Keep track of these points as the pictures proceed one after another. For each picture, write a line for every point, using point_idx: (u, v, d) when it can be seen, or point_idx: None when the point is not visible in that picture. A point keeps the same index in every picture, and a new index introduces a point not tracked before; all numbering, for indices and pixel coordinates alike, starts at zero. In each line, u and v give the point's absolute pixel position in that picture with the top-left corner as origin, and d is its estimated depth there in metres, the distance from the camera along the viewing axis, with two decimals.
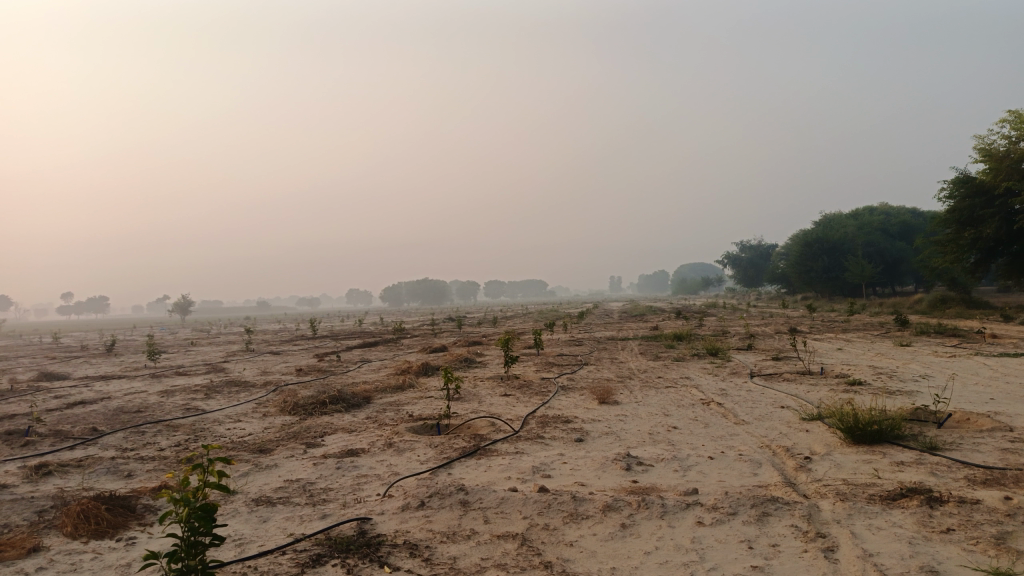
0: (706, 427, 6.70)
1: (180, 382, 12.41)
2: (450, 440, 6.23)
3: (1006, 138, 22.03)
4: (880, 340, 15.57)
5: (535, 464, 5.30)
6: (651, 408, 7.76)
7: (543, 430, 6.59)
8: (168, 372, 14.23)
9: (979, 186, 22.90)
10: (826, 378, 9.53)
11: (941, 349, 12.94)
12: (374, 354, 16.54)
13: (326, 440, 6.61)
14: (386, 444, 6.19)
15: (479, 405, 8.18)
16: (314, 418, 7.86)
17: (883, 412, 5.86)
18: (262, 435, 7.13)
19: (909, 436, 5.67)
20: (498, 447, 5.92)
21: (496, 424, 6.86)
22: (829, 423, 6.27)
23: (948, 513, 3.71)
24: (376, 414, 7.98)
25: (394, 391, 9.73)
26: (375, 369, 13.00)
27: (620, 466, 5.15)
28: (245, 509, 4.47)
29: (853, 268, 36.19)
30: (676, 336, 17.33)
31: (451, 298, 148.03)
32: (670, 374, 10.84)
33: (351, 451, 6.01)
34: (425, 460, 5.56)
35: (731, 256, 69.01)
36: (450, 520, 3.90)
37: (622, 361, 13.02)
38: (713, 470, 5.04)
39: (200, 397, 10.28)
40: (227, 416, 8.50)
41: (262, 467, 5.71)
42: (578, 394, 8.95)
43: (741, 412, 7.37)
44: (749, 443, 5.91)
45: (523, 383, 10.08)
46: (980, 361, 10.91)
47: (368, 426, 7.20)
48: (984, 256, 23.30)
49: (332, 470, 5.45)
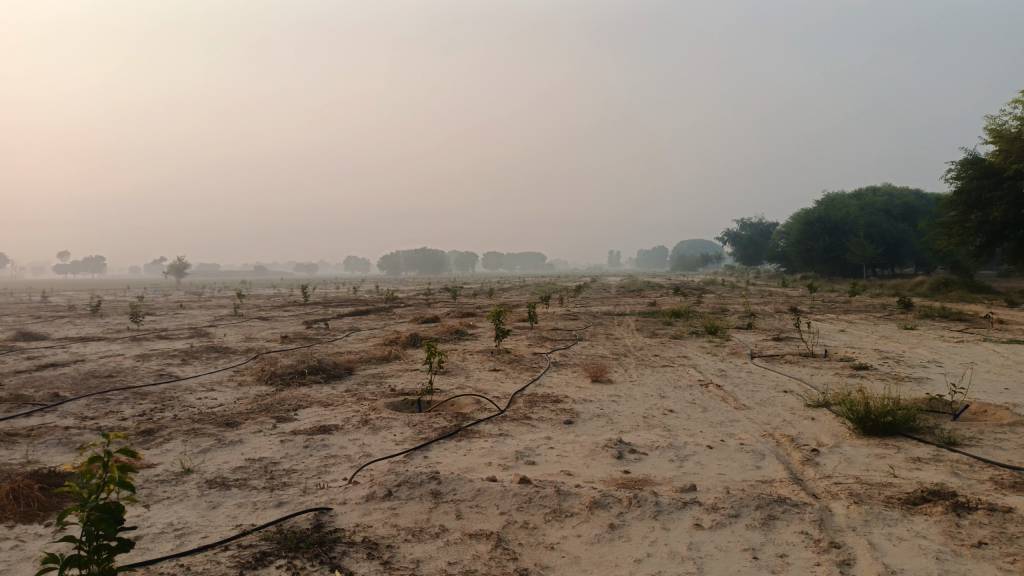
0: (705, 411, 6.28)
1: (160, 346, 12.00)
2: (430, 418, 5.81)
3: (1018, 120, 21.44)
4: (883, 323, 15.15)
5: (519, 449, 4.87)
6: (646, 389, 7.34)
7: (531, 410, 6.17)
8: (150, 336, 13.80)
9: (988, 168, 22.34)
10: (830, 362, 9.11)
11: (947, 333, 12.51)
12: (363, 323, 16.11)
13: (298, 415, 6.19)
14: (361, 421, 5.76)
15: (466, 381, 7.75)
16: (290, 390, 7.44)
17: (896, 402, 5.43)
18: (233, 407, 6.70)
19: (924, 429, 5.25)
20: (480, 428, 5.49)
21: (481, 402, 6.43)
22: (837, 411, 5.86)
23: (978, 523, 3.29)
24: (356, 386, 7.56)
25: (378, 362, 9.31)
26: (362, 339, 12.58)
27: (611, 454, 4.72)
28: (195, 493, 4.05)
29: (854, 248, 35.71)
30: (673, 313, 16.89)
31: (449, 267, 147.41)
32: (667, 352, 10.43)
33: (322, 428, 5.58)
34: (401, 441, 5.15)
35: (731, 234, 68.51)
36: (418, 515, 3.47)
37: (617, 337, 12.61)
38: (713, 462, 4.61)
39: (176, 363, 9.85)
40: (200, 384, 8.08)
41: (224, 443, 5.28)
42: (570, 371, 8.53)
43: (741, 396, 6.96)
44: (750, 432, 5.49)
45: (513, 358, 9.64)
46: (988, 347, 10.50)
47: (345, 400, 6.78)
48: (989, 240, 22.82)
49: (299, 449, 5.03)
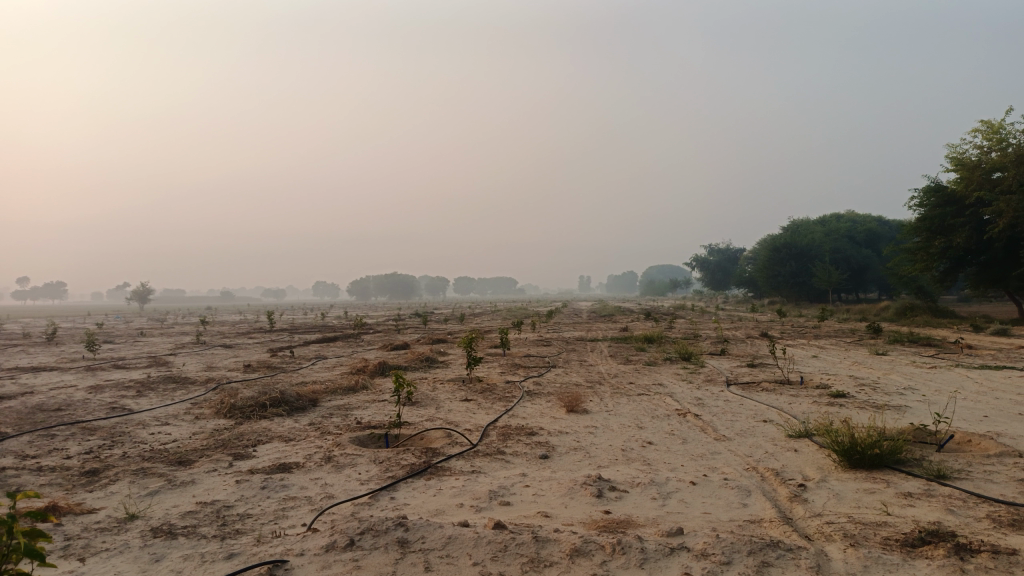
0: (685, 443, 6.05)
1: (115, 376, 11.46)
2: (398, 454, 5.49)
3: (977, 148, 21.92)
4: (854, 348, 15.13)
5: (492, 488, 4.59)
6: (623, 420, 7.09)
7: (505, 444, 5.88)
8: (106, 365, 13.21)
9: (950, 195, 22.77)
10: (806, 389, 8.97)
11: (919, 359, 12.48)
12: (331, 350, 15.65)
13: (257, 452, 5.82)
14: (324, 458, 5.42)
15: (435, 412, 7.43)
16: (250, 424, 7.05)
17: (882, 432, 5.26)
18: (187, 443, 6.30)
19: (911, 461, 5.08)
20: (451, 464, 5.19)
21: (452, 435, 6.13)
22: (820, 442, 5.67)
23: (984, 567, 3.08)
24: (320, 419, 7.20)
25: (345, 393, 8.95)
26: (329, 367, 12.17)
27: (591, 492, 4.46)
28: (137, 544, 3.68)
29: (820, 273, 36.15)
30: (646, 338, 16.73)
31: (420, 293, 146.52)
32: (642, 380, 10.22)
33: (282, 466, 5.24)
34: (366, 480, 4.82)
35: (700, 259, 69.18)
36: (383, 567, 3.16)
37: (591, 364, 12.38)
38: (697, 499, 4.37)
39: (130, 395, 9.37)
40: (154, 418, 7.64)
41: (175, 485, 4.91)
42: (544, 401, 8.26)
43: (720, 426, 6.75)
44: (733, 465, 5.27)
45: (485, 387, 9.34)
46: (961, 374, 10.46)
47: (308, 435, 6.42)
48: (953, 265, 23.13)
49: (256, 490, 4.68)
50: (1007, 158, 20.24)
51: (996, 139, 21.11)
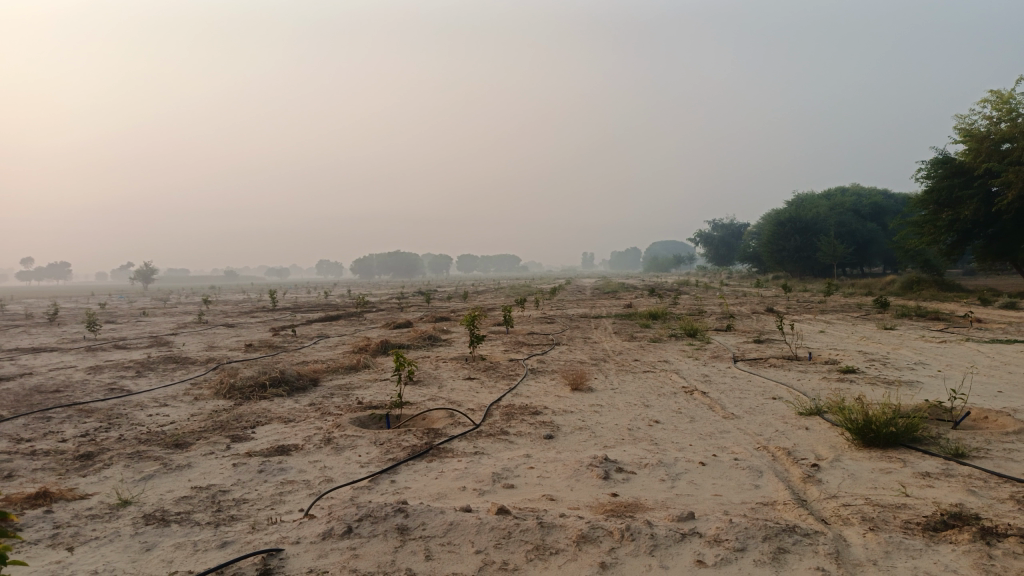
0: (692, 422, 5.91)
1: (115, 357, 11.35)
2: (399, 435, 5.36)
3: (987, 119, 21.55)
4: (861, 323, 14.93)
5: (495, 470, 4.45)
6: (629, 398, 6.95)
7: (508, 424, 5.75)
8: (106, 346, 13.09)
9: (958, 167, 22.43)
10: (815, 365, 8.81)
11: (928, 333, 12.31)
12: (333, 329, 15.51)
13: (255, 433, 5.70)
14: (323, 440, 5.28)
15: (438, 391, 7.29)
16: (249, 404, 6.92)
17: (897, 410, 5.11)
18: (185, 425, 6.17)
19: (927, 439, 4.93)
20: (454, 446, 5.05)
21: (455, 415, 6.00)
22: (832, 420, 5.53)
23: (1013, 553, 2.93)
24: (320, 400, 7.06)
25: (346, 372, 8.83)
26: (330, 346, 12.04)
27: (597, 474, 4.32)
28: (127, 532, 3.55)
29: (825, 247, 35.86)
30: (650, 315, 16.56)
31: (423, 270, 146.29)
32: (647, 357, 10.07)
33: (281, 448, 5.11)
34: (366, 463, 4.69)
35: (703, 234, 68.79)
36: (382, 556, 3.03)
37: (596, 341, 12.24)
38: (707, 480, 4.23)
39: (129, 376, 9.24)
40: (153, 399, 7.52)
41: (170, 469, 4.78)
42: (548, 379, 8.11)
43: (729, 403, 6.60)
44: (743, 444, 5.12)
45: (489, 365, 9.20)
46: (971, 348, 10.30)
47: (308, 415, 6.29)
48: (960, 238, 22.84)
49: (254, 473, 4.56)
50: (1017, 129, 19.90)
51: (1006, 109, 20.71)
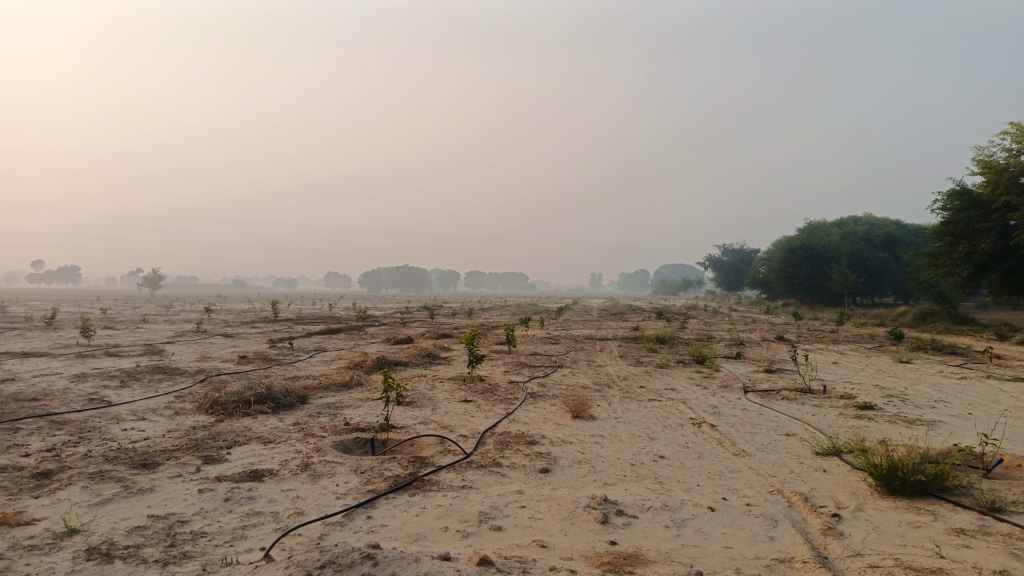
0: (700, 459, 5.49)
1: (104, 365, 10.99)
2: (383, 463, 4.97)
3: (1006, 151, 21.12)
4: (876, 355, 14.44)
5: (482, 508, 4.05)
6: (633, 428, 6.53)
7: (502, 454, 5.34)
8: (97, 353, 12.75)
9: (975, 199, 21.96)
10: (830, 399, 8.36)
11: (947, 369, 11.80)
12: (331, 343, 15.13)
13: (230, 455, 5.31)
14: (300, 466, 4.89)
15: (430, 415, 6.89)
16: (229, 422, 6.54)
17: (924, 455, 4.68)
18: (157, 443, 5.78)
19: (959, 488, 4.49)
20: (440, 477, 4.65)
21: (445, 442, 5.60)
22: (852, 463, 5.10)
23: None
24: (306, 419, 6.67)
25: (337, 390, 8.44)
26: (326, 361, 11.66)
27: (595, 518, 3.91)
28: (64, 569, 3.16)
29: (836, 276, 35.32)
30: (658, 339, 16.11)
31: (430, 285, 146.19)
32: (653, 384, 9.65)
33: (254, 474, 4.72)
34: (343, 494, 4.29)
35: (712, 259, 68.37)
36: None
37: (600, 365, 11.83)
38: (716, 529, 3.81)
39: (112, 385, 8.87)
40: (131, 412, 7.16)
41: (131, 493, 4.40)
42: (547, 405, 7.70)
43: (739, 439, 6.18)
44: (755, 487, 4.70)
45: (487, 387, 8.79)
46: (994, 386, 9.81)
47: (290, 437, 5.90)
48: (976, 271, 22.31)
49: (220, 501, 4.17)
50: None
51: None
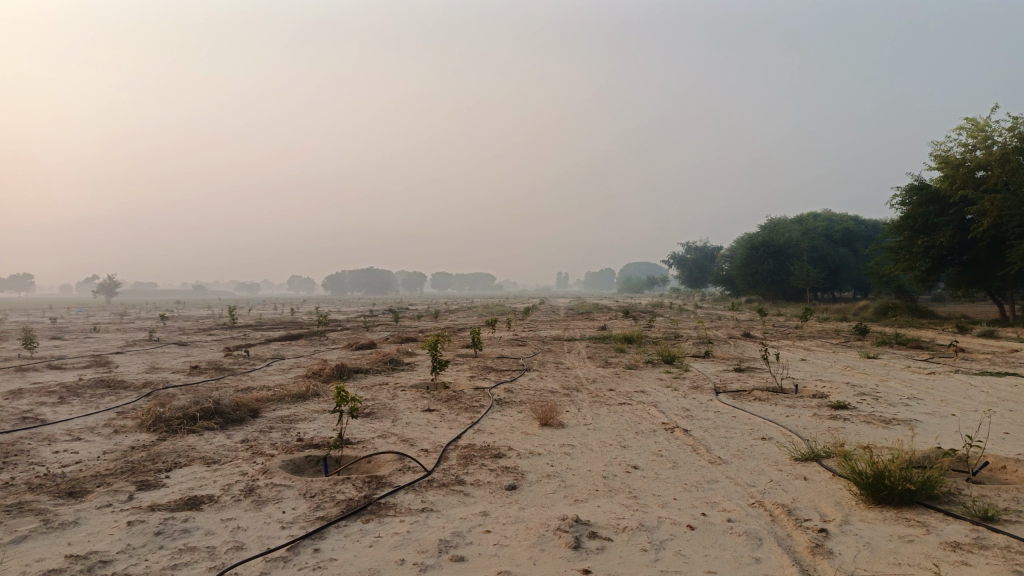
0: (676, 468, 5.20)
1: (45, 379, 10.34)
2: (337, 484, 4.59)
3: (962, 146, 21.37)
4: (842, 351, 14.38)
5: (442, 535, 3.69)
6: (603, 436, 6.23)
7: (466, 470, 5.00)
8: (39, 365, 12.06)
9: (934, 194, 22.20)
10: (803, 399, 8.17)
11: (914, 364, 11.74)
12: (290, 350, 14.58)
13: (168, 479, 4.88)
14: (244, 490, 4.48)
15: (390, 427, 6.50)
16: (172, 441, 6.07)
17: (909, 460, 4.44)
18: (89, 467, 5.29)
19: (947, 496, 4.25)
20: (398, 500, 4.29)
21: (405, 458, 5.23)
22: (834, 470, 4.85)
23: None
24: (256, 436, 6.24)
25: (293, 401, 8.01)
26: (284, 370, 11.16)
27: (566, 542, 3.58)
28: None
29: (798, 272, 35.62)
30: (625, 338, 15.87)
31: (396, 288, 144.92)
32: (623, 386, 9.39)
33: (193, 501, 4.31)
34: (291, 523, 3.91)
35: (677, 257, 68.77)
36: None
37: (568, 367, 11.53)
38: (697, 551, 3.52)
39: (50, 402, 8.29)
40: (66, 432, 6.64)
41: (52, 527, 3.95)
42: (514, 412, 7.36)
43: (714, 445, 5.91)
44: (736, 499, 4.43)
45: (450, 394, 8.43)
46: (962, 381, 9.73)
47: (236, 456, 5.46)
48: (935, 265, 22.54)
49: (151, 536, 3.75)
50: (992, 157, 19.73)
51: (981, 136, 20.55)
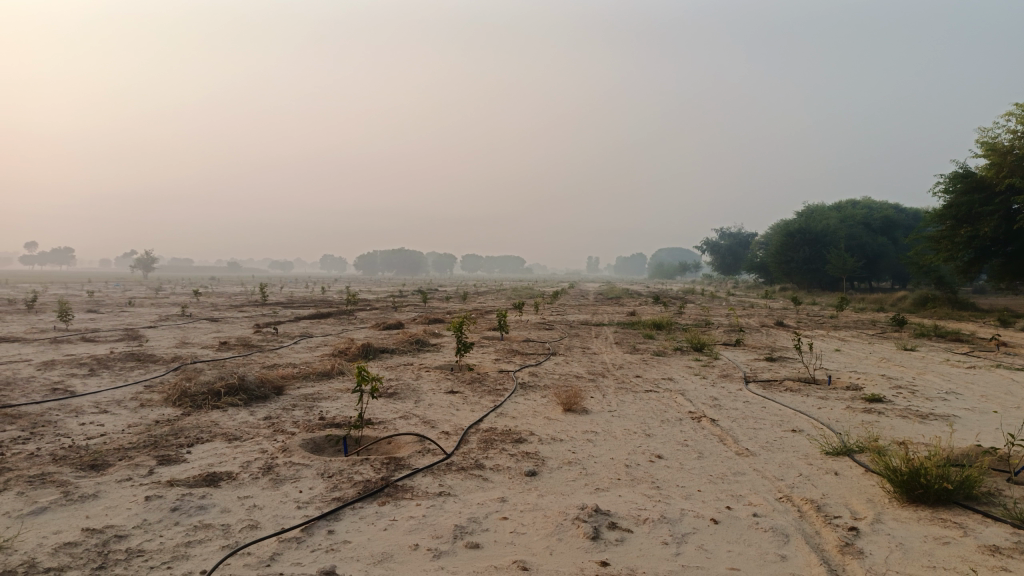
0: (701, 458, 5.07)
1: (78, 351, 10.50)
2: (355, 465, 4.54)
3: (1010, 133, 20.62)
4: (878, 342, 14.02)
5: (458, 521, 3.61)
6: (628, 424, 6.11)
7: (486, 454, 4.91)
8: (73, 338, 12.28)
9: (978, 182, 21.49)
10: (836, 391, 7.95)
11: (953, 357, 11.39)
12: (318, 328, 14.65)
13: (189, 454, 4.88)
14: (262, 468, 4.46)
15: (412, 408, 6.45)
16: (196, 416, 6.10)
17: (948, 458, 4.25)
18: (113, 440, 5.32)
19: (987, 496, 4.06)
20: (415, 483, 4.23)
21: (424, 440, 5.17)
22: (867, 466, 4.67)
23: None
24: (279, 413, 6.23)
25: (318, 379, 8.02)
26: (311, 348, 11.21)
27: (584, 533, 3.48)
28: None
29: (834, 261, 34.90)
30: (654, 325, 15.66)
31: (427, 269, 145.54)
32: (650, 373, 9.24)
33: (211, 478, 4.29)
34: (306, 503, 3.87)
35: (710, 243, 67.93)
36: None
37: (595, 352, 11.41)
38: (721, 547, 3.39)
39: (80, 374, 8.40)
40: (94, 404, 6.71)
41: (71, 499, 3.96)
42: (538, 397, 7.28)
43: (742, 436, 5.76)
44: (763, 493, 4.28)
45: (475, 377, 8.37)
46: (1005, 376, 9.39)
47: (257, 433, 5.46)
48: (977, 256, 21.87)
49: (167, 512, 3.73)
50: None
51: None
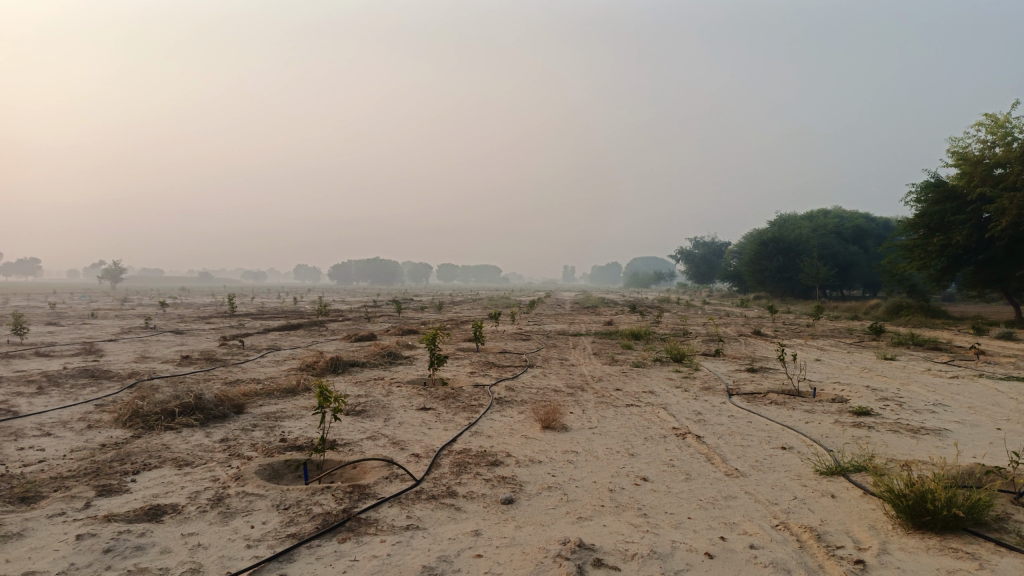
0: (689, 480, 4.76)
1: (28, 367, 9.92)
2: (317, 494, 4.15)
3: (981, 143, 20.76)
4: (858, 351, 13.85)
5: (426, 561, 3.24)
6: (610, 442, 5.78)
7: (460, 480, 4.55)
8: (26, 353, 11.65)
9: (950, 191, 21.60)
10: (822, 403, 7.70)
11: (934, 367, 11.23)
12: (287, 341, 14.13)
13: (133, 484, 4.45)
14: (212, 500, 4.05)
15: (380, 427, 6.06)
16: (146, 439, 5.64)
17: (953, 480, 3.97)
18: (51, 468, 4.87)
19: (996, 523, 3.78)
20: (381, 514, 3.84)
21: (392, 465, 4.78)
22: (866, 489, 4.38)
23: None
24: (236, 435, 5.80)
25: (282, 397, 7.58)
26: (278, 362, 10.72)
27: (567, 572, 3.14)
28: None
29: (807, 269, 35.04)
30: (633, 335, 15.37)
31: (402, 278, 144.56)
32: (630, 386, 8.93)
33: (154, 511, 3.87)
34: (258, 541, 3.47)
35: (684, 252, 68.18)
36: None
37: (573, 364, 11.09)
38: None
39: (27, 392, 7.87)
40: (37, 426, 6.22)
41: None
42: (515, 413, 6.92)
43: (730, 454, 5.46)
44: (758, 520, 3.97)
45: (448, 392, 7.99)
46: (988, 386, 9.20)
47: (211, 458, 5.03)
48: (950, 265, 21.95)
49: (98, 554, 3.31)
50: (1012, 154, 19.10)
51: (1001, 133, 19.91)
